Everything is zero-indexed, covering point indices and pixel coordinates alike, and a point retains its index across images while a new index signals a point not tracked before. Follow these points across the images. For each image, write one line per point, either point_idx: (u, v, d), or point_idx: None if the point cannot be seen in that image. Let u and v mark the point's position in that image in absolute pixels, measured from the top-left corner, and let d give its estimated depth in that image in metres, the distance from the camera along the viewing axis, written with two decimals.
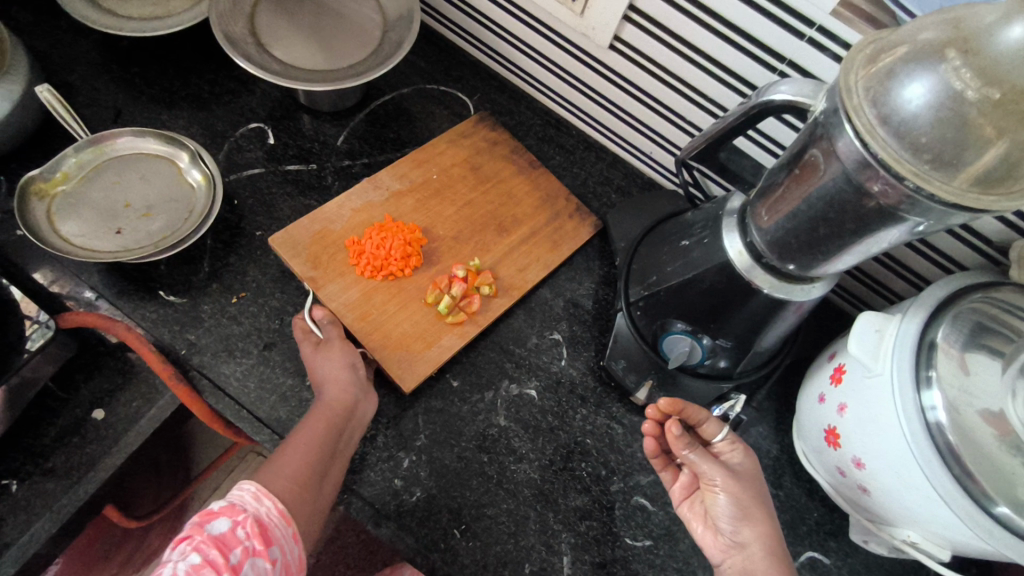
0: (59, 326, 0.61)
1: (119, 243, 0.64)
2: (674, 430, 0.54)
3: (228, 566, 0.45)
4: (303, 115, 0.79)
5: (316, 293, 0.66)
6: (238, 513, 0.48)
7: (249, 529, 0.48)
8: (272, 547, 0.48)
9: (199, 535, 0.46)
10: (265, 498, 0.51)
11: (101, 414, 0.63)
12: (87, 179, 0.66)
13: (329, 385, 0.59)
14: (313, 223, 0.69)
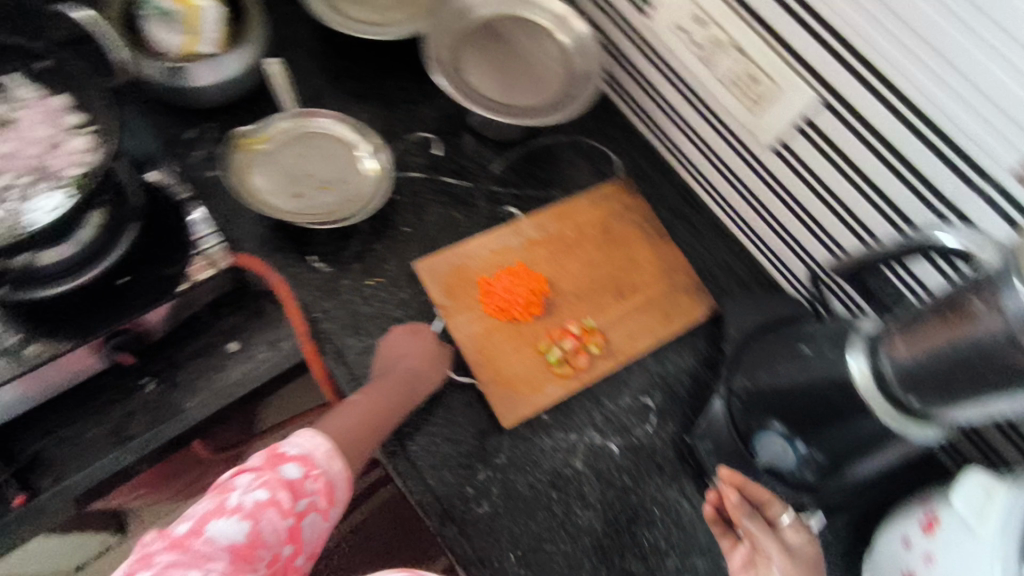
0: (231, 263, 0.68)
1: (295, 207, 0.71)
2: (731, 498, 0.57)
3: (292, 512, 0.52)
4: (466, 135, 0.84)
5: (446, 319, 0.72)
6: (311, 466, 0.55)
7: (316, 485, 0.55)
8: (332, 502, 0.56)
9: (273, 473, 0.53)
10: (335, 458, 0.57)
11: (234, 346, 0.70)
12: (284, 143, 0.74)
13: (388, 372, 0.65)
14: (453, 257, 0.75)
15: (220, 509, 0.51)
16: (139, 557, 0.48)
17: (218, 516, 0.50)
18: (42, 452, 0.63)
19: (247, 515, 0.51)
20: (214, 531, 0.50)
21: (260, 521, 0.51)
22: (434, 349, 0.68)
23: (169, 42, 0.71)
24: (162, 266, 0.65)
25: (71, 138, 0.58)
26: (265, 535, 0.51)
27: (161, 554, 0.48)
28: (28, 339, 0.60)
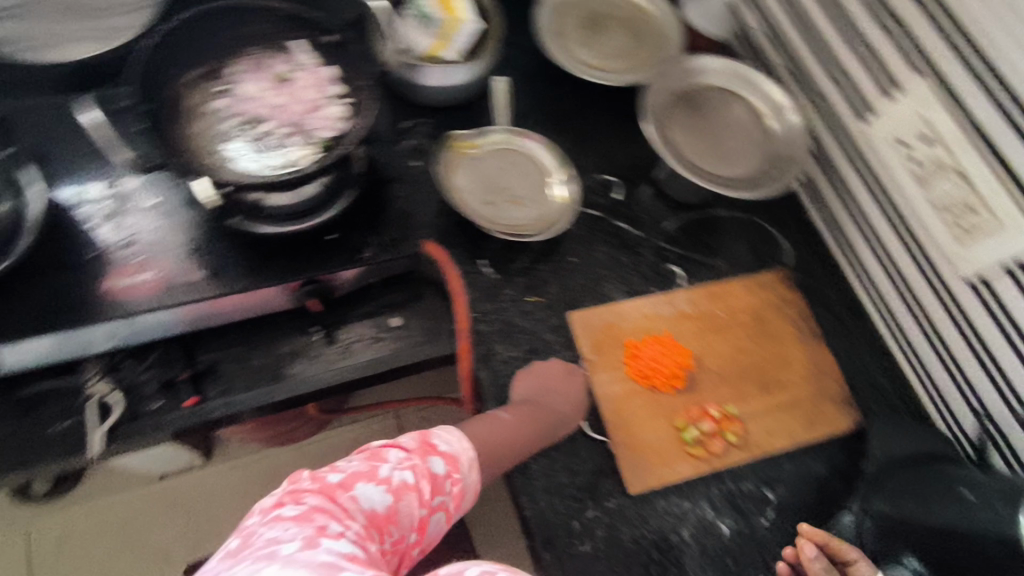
0: (418, 249, 0.73)
1: (487, 214, 0.76)
2: (808, 552, 0.56)
3: (426, 504, 0.55)
4: (646, 187, 0.86)
5: (590, 373, 0.73)
6: (454, 468, 0.58)
7: (453, 487, 0.57)
8: (457, 510, 0.59)
9: (424, 462, 0.57)
10: (473, 470, 0.60)
11: (396, 321, 0.74)
12: (490, 154, 0.79)
13: (538, 399, 0.68)
14: (606, 314, 0.77)
15: (371, 475, 0.54)
16: (290, 490, 0.51)
17: (367, 481, 0.53)
18: (220, 365, 0.69)
19: (391, 491, 0.53)
20: (361, 492, 0.52)
21: (401, 500, 0.53)
22: (582, 397, 0.71)
23: (416, 43, 0.78)
24: (366, 236, 0.72)
25: (332, 105, 0.66)
26: (400, 514, 0.53)
27: (312, 495, 0.51)
28: (245, 266, 0.67)
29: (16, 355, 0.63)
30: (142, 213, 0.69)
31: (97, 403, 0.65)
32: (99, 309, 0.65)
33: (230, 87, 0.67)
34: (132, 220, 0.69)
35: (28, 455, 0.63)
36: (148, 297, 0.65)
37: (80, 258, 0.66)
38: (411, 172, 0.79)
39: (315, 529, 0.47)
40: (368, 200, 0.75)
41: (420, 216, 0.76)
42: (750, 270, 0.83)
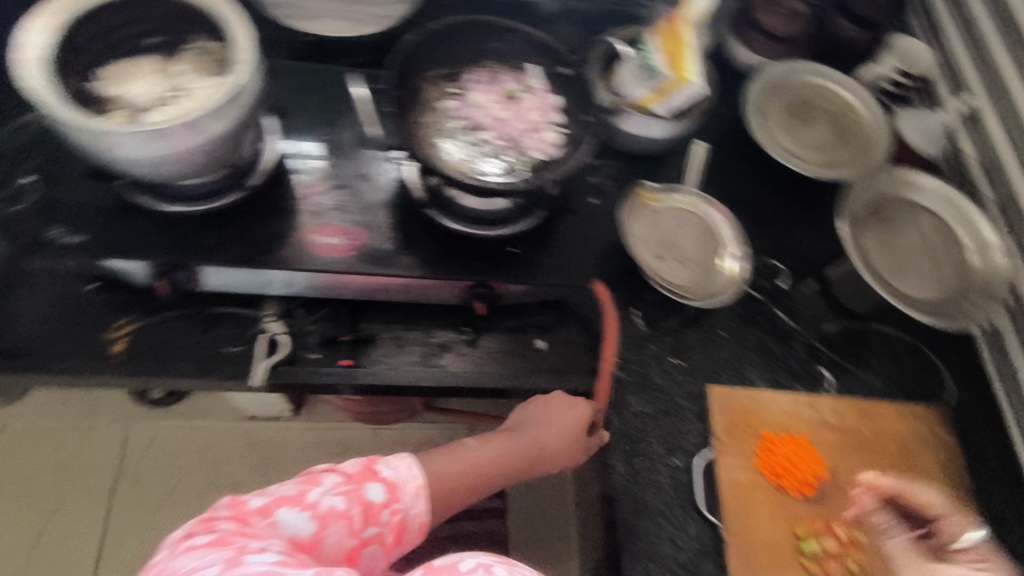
0: (586, 286, 0.75)
1: (653, 264, 0.77)
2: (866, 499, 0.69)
3: (360, 534, 0.54)
4: (813, 283, 0.84)
5: (717, 453, 0.71)
6: (395, 496, 0.57)
7: (391, 518, 0.56)
8: (397, 542, 0.57)
9: (359, 488, 0.55)
10: (420, 501, 0.58)
11: (543, 345, 0.75)
12: (674, 212, 0.81)
13: (519, 436, 0.69)
14: (746, 399, 0.75)
15: (299, 500, 0.53)
16: (204, 519, 0.49)
17: (292, 506, 0.52)
18: (377, 337, 0.72)
19: (318, 517, 0.53)
20: (284, 518, 0.52)
21: (328, 527, 0.53)
22: (576, 435, 0.68)
23: (631, 93, 0.80)
24: (544, 259, 0.74)
25: (552, 131, 0.70)
26: (327, 541, 0.53)
27: (226, 521, 0.49)
28: (430, 259, 0.71)
29: (220, 272, 0.67)
30: (357, 182, 0.75)
31: (267, 339, 0.69)
32: (296, 253, 0.69)
33: (462, 90, 0.71)
34: (345, 190, 0.74)
35: (199, 366, 0.68)
36: (339, 257, 0.70)
37: (292, 206, 0.72)
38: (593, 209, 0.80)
39: (235, 551, 0.45)
40: (552, 231, 0.77)
41: (592, 252, 0.77)
42: (900, 392, 0.79)
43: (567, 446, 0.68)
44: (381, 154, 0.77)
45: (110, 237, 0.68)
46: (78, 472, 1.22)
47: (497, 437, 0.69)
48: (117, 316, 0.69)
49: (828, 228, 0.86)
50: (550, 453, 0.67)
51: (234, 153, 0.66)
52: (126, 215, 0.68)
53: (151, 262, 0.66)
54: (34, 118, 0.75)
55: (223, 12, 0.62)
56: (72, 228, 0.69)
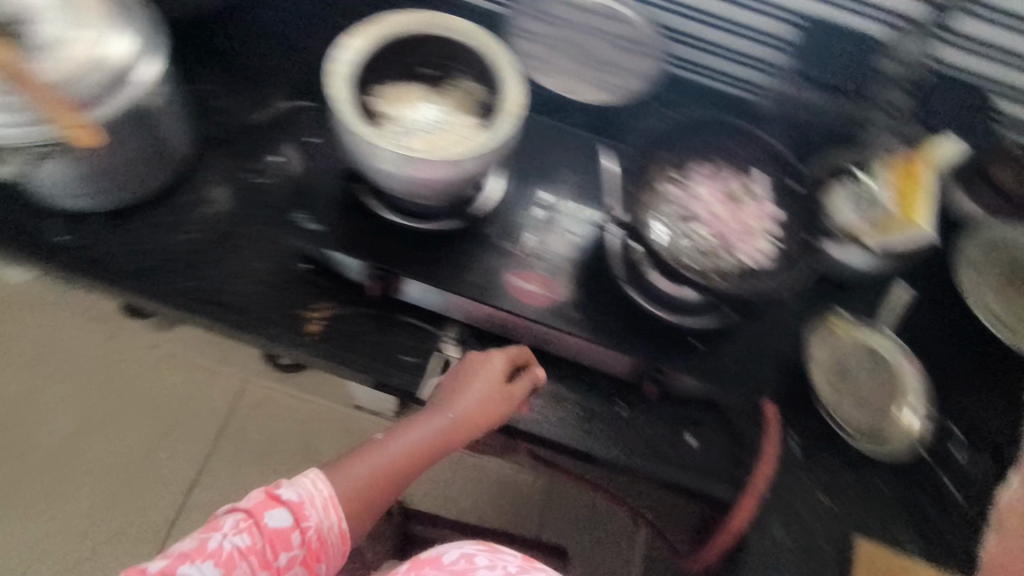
0: (757, 402, 0.74)
1: (829, 394, 0.76)
2: None
3: (273, 564, 0.54)
4: (995, 459, 0.77)
5: None
6: (302, 515, 0.57)
7: (303, 539, 0.56)
8: (319, 560, 0.57)
9: (259, 520, 0.55)
10: (328, 511, 0.58)
11: (691, 442, 0.75)
12: (867, 350, 0.79)
13: (439, 415, 0.67)
14: (895, 563, 0.70)
15: (197, 552, 0.52)
16: None
17: (192, 560, 0.52)
18: (540, 386, 0.76)
19: (225, 558, 0.53)
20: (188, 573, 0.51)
21: (235, 569, 0.53)
22: (495, 389, 0.68)
23: (846, 216, 0.77)
24: (724, 362, 0.74)
25: (766, 241, 0.69)
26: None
27: None
28: (609, 333, 0.72)
29: (423, 288, 0.71)
30: (565, 235, 0.77)
31: (443, 360, 0.74)
32: (495, 293, 0.72)
33: (683, 178, 0.72)
34: (550, 240, 0.76)
35: (378, 364, 0.74)
36: (530, 305, 0.72)
37: (497, 242, 0.74)
38: (780, 319, 0.77)
39: None
40: (740, 336, 0.75)
41: (769, 363, 0.75)
42: None
43: (495, 408, 0.68)
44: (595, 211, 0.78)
45: (347, 234, 0.71)
46: (196, 412, 1.31)
47: (422, 419, 0.67)
48: (319, 300, 0.75)
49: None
50: (487, 418, 0.67)
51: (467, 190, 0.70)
52: (363, 218, 0.71)
53: (367, 263, 0.71)
54: (288, 108, 0.84)
55: (497, 61, 0.66)
56: (313, 215, 0.72)
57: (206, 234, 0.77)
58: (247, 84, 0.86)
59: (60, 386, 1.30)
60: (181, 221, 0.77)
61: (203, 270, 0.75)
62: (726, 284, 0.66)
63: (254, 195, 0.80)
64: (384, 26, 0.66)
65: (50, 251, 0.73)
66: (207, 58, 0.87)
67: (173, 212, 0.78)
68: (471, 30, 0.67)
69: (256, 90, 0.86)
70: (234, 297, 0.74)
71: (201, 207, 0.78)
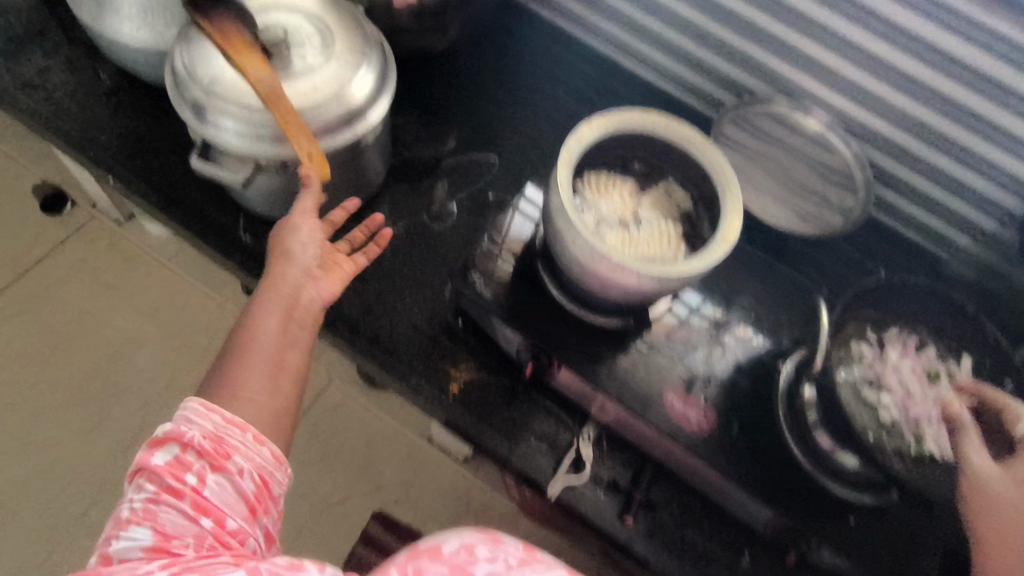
0: None
1: None
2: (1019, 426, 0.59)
3: (189, 488, 0.47)
4: None
5: None
6: (183, 435, 0.49)
7: (201, 447, 0.49)
8: (229, 456, 0.50)
9: (145, 468, 0.48)
10: (207, 416, 0.51)
11: None
12: None
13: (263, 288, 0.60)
14: None
15: (116, 528, 0.46)
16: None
17: (124, 533, 0.46)
18: (662, 512, 0.70)
19: (141, 512, 0.46)
20: (126, 543, 0.45)
21: (162, 514, 0.46)
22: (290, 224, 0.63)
23: None
24: (880, 555, 0.65)
25: None
26: (172, 528, 0.45)
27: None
28: (758, 482, 0.66)
29: (575, 382, 0.68)
30: (736, 344, 0.72)
31: (573, 456, 0.70)
32: (647, 408, 0.67)
33: (879, 342, 0.68)
34: (720, 355, 0.72)
35: (505, 440, 0.70)
36: (686, 432, 0.66)
37: (660, 349, 0.70)
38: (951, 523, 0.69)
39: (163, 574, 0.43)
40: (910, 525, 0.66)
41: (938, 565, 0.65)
42: None
43: (307, 235, 0.62)
44: (772, 343, 0.73)
45: (516, 308, 0.68)
46: None
47: (259, 297, 0.59)
48: (464, 359, 0.73)
49: None
50: (315, 242, 0.62)
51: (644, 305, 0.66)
52: (536, 294, 0.69)
53: (527, 341, 0.68)
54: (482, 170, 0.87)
55: (718, 179, 0.65)
56: (488, 281, 0.69)
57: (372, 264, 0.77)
58: (443, 130, 0.90)
59: (165, 340, 1.33)
60: None
61: (360, 299, 0.75)
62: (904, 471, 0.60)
63: (424, 236, 0.80)
64: (612, 119, 0.66)
65: (232, 247, 0.76)
66: (419, 100, 0.92)
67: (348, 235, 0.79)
68: (697, 143, 0.67)
69: (454, 138, 0.90)
70: (383, 335, 0.73)
71: None
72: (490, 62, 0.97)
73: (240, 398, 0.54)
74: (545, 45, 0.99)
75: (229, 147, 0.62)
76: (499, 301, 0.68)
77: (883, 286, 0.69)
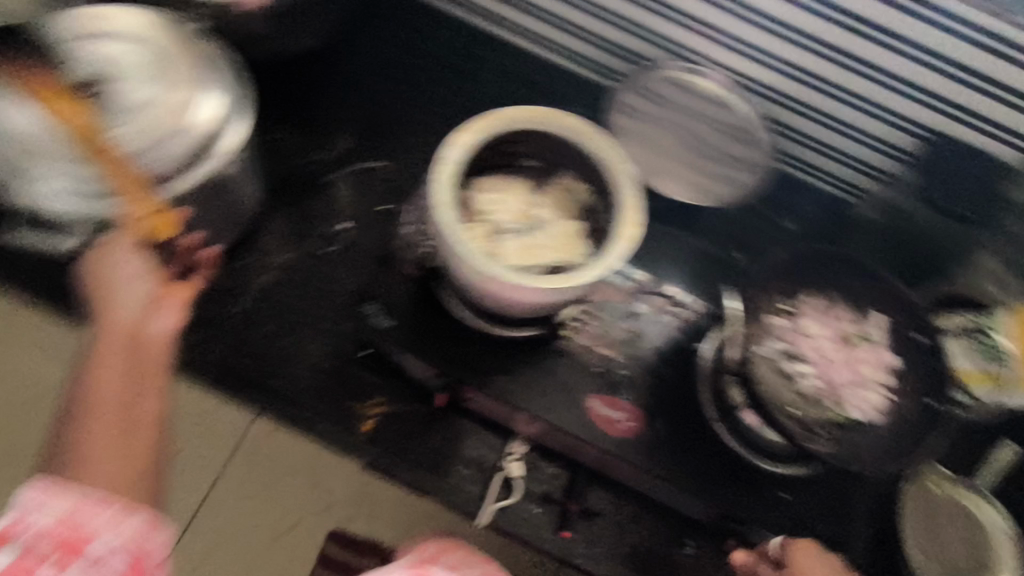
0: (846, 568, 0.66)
1: (919, 561, 0.69)
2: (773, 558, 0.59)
3: None
4: None
5: None
6: (23, 531, 0.39)
7: (51, 540, 0.39)
8: (89, 540, 0.40)
9: None
10: (48, 497, 0.40)
11: None
12: (959, 510, 0.71)
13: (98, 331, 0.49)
14: None
15: None
16: None
17: None
18: (601, 516, 0.69)
19: None
20: None
21: None
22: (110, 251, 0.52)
23: (958, 360, 0.71)
24: (810, 522, 0.67)
25: (880, 395, 0.63)
26: None
27: None
28: (690, 472, 0.65)
29: (492, 403, 0.66)
30: (659, 328, 0.72)
31: (503, 477, 0.68)
32: (573, 418, 0.65)
33: (795, 313, 0.66)
34: (642, 340, 0.70)
35: (429, 473, 0.68)
36: (614, 437, 0.65)
37: (580, 356, 0.68)
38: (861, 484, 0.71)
39: None
40: (824, 492, 0.69)
41: (841, 522, 0.69)
42: None
43: (138, 258, 0.52)
44: (689, 322, 0.72)
45: (419, 336, 0.64)
46: None
47: (88, 349, 0.49)
48: (374, 394, 0.69)
49: None
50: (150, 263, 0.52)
51: (551, 313, 0.64)
52: (439, 317, 0.64)
53: (436, 370, 0.65)
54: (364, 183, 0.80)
55: (615, 173, 0.61)
56: (387, 311, 0.65)
57: (260, 304, 0.72)
58: (334, 131, 0.82)
59: None
60: (235, 291, 0.72)
61: (251, 347, 0.70)
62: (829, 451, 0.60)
63: (314, 262, 0.74)
64: (497, 118, 0.60)
65: None
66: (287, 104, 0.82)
67: (226, 275, 0.72)
68: (589, 135, 0.62)
69: (347, 138, 0.82)
70: (282, 384, 0.69)
71: (260, 275, 0.73)
72: (354, 47, 0.85)
73: (91, 461, 0.43)
74: (413, 19, 0.88)
75: (59, 211, 0.54)
76: (400, 332, 0.64)
77: (797, 256, 0.67)
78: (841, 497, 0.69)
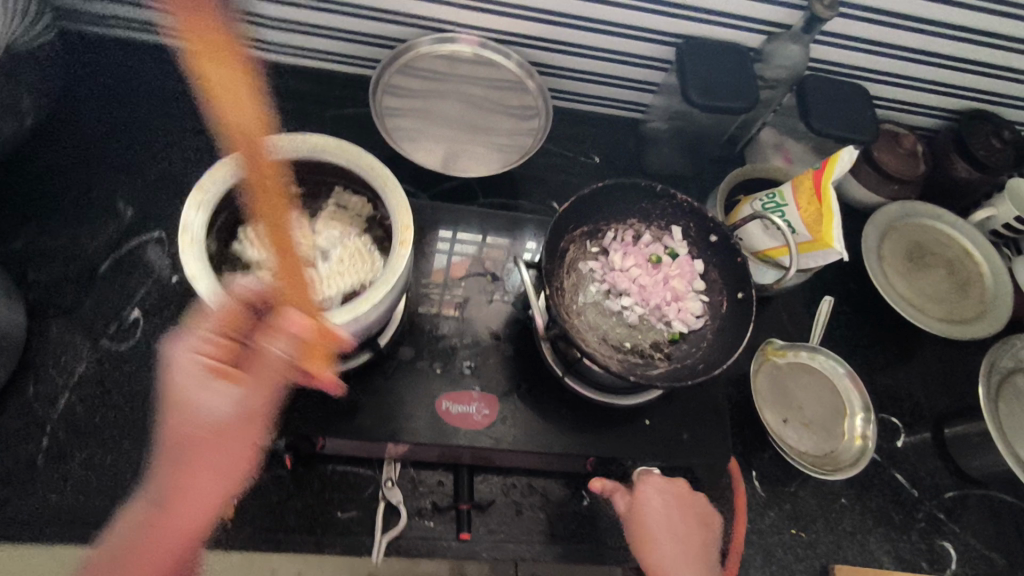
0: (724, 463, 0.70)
1: (777, 427, 0.76)
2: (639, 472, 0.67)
3: None
4: (930, 446, 0.83)
5: None
6: None
7: None
8: None
9: None
10: None
11: None
12: (800, 369, 0.79)
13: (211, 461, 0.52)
14: None
15: None
16: None
17: None
18: (493, 502, 0.69)
19: None
20: None
21: None
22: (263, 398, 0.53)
23: (759, 240, 0.78)
24: (682, 436, 0.69)
25: (695, 301, 0.67)
26: None
27: None
28: (558, 432, 0.66)
29: (347, 443, 0.64)
30: (493, 304, 0.72)
31: (385, 506, 0.67)
32: (426, 428, 0.64)
33: (603, 251, 0.70)
34: (479, 321, 0.70)
35: (311, 534, 0.65)
36: (473, 431, 0.65)
37: (420, 363, 0.67)
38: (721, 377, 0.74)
39: None
40: (690, 402, 0.70)
41: (717, 422, 0.71)
42: (1003, 556, 0.78)
43: (216, 400, 0.52)
44: (519, 290, 0.73)
45: None
46: None
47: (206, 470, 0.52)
48: None
49: (943, 396, 0.86)
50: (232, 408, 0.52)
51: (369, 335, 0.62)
52: None
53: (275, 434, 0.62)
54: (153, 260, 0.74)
55: (373, 178, 0.59)
56: None
57: (66, 433, 0.65)
58: (113, 205, 0.78)
59: None
60: (30, 429, 0.64)
61: (73, 479, 0.63)
62: (664, 376, 0.61)
63: (115, 364, 0.69)
64: (229, 165, 0.56)
65: None
66: (43, 211, 0.76)
67: (16, 416, 0.65)
68: (333, 148, 0.59)
69: (131, 209, 0.78)
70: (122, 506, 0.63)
71: (56, 401, 0.66)
72: (112, 129, 0.82)
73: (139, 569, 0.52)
74: (159, 79, 0.85)
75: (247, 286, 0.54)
76: None
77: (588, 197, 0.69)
78: (711, 400, 0.71)
